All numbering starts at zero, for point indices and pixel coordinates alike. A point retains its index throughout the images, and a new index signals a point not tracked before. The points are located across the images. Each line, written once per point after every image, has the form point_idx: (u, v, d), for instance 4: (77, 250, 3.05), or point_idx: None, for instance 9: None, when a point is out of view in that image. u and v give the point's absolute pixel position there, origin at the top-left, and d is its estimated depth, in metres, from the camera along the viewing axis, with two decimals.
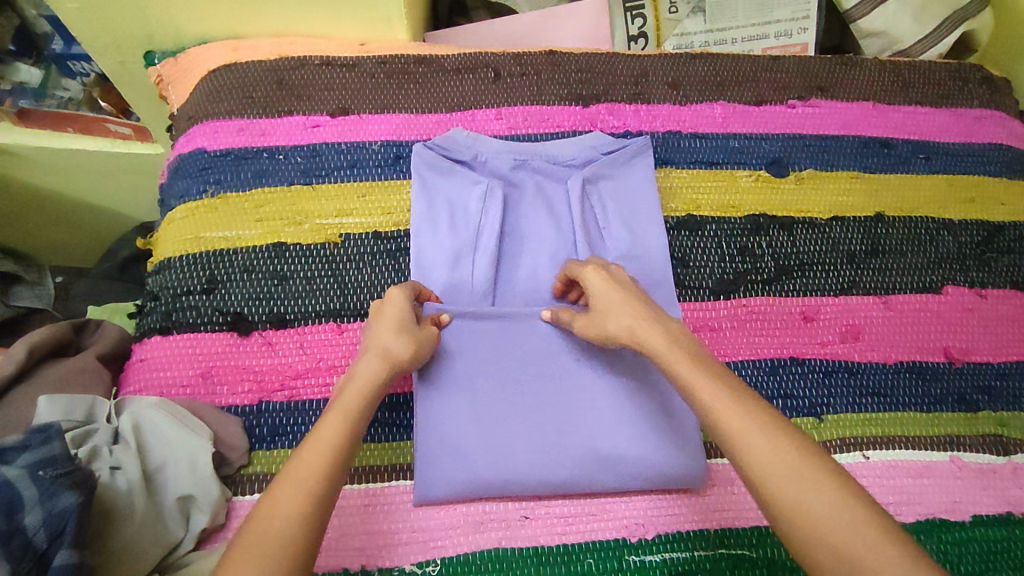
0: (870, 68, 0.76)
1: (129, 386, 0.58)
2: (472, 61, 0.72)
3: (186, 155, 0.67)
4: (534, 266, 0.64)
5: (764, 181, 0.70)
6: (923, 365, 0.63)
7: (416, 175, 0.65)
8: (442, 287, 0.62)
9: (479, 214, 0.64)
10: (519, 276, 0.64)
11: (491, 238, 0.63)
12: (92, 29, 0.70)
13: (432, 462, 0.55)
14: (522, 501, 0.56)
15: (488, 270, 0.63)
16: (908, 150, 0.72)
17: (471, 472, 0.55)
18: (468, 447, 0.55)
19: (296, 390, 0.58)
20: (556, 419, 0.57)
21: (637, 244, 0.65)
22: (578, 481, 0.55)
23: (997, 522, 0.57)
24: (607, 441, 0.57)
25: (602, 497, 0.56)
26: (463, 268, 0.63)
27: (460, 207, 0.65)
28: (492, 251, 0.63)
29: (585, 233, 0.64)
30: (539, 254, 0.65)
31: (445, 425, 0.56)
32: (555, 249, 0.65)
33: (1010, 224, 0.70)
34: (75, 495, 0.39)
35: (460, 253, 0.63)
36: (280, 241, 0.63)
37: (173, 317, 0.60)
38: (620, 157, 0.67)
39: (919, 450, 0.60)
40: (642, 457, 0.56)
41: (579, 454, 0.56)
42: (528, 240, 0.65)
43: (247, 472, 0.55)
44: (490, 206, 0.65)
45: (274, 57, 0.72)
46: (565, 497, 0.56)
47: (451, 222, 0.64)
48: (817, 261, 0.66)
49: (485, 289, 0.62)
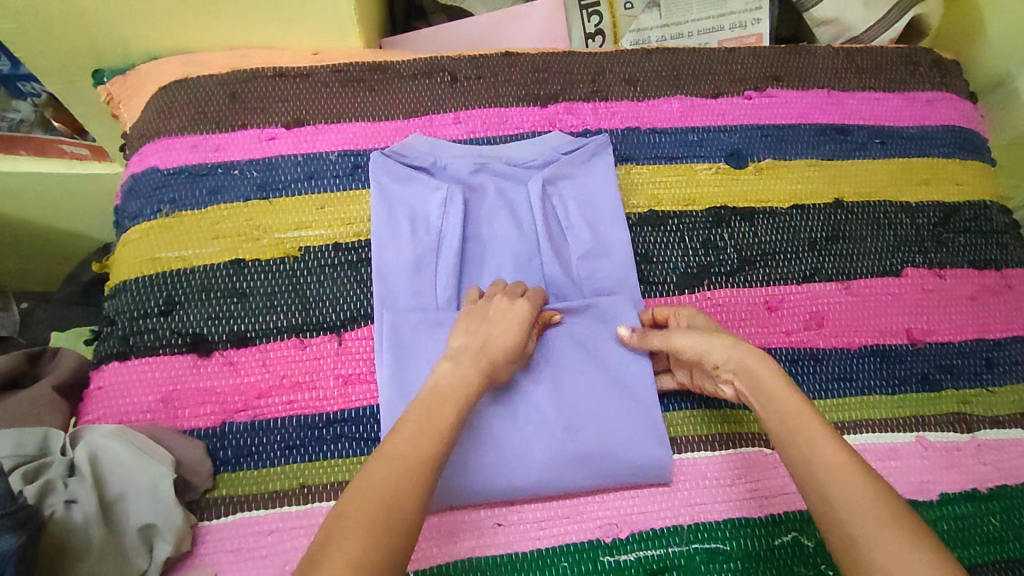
0: (825, 56, 0.77)
1: (89, 415, 0.56)
2: (428, 66, 0.71)
3: (138, 175, 0.66)
4: (498, 269, 0.64)
5: (723, 173, 0.70)
6: (887, 348, 0.64)
7: (375, 183, 0.64)
8: (406, 295, 0.61)
9: (440, 220, 0.64)
10: (483, 280, 0.64)
11: (455, 243, 0.63)
12: (34, 50, 0.68)
13: None
14: (495, 508, 0.55)
15: (452, 275, 0.62)
16: (864, 136, 0.73)
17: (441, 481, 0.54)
18: None
19: (260, 409, 0.57)
20: (526, 423, 0.57)
21: (600, 242, 0.65)
22: (549, 482, 0.55)
23: (963, 499, 0.58)
24: (577, 440, 0.56)
25: (574, 498, 0.56)
26: (427, 275, 0.62)
27: (421, 212, 0.64)
28: (455, 256, 0.62)
29: (547, 234, 0.64)
30: (503, 256, 0.65)
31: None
32: (518, 251, 0.65)
33: (965, 204, 0.72)
34: (15, 537, 0.38)
35: (424, 259, 0.62)
36: (238, 257, 0.62)
37: (131, 342, 0.59)
38: (579, 156, 0.67)
39: (885, 432, 0.60)
40: (611, 454, 0.56)
41: (548, 456, 0.56)
42: (491, 243, 0.65)
43: (213, 496, 0.54)
44: (453, 210, 0.64)
45: (227, 70, 0.70)
46: (537, 500, 0.56)
47: (413, 229, 0.63)
48: (780, 250, 0.67)
49: (449, 295, 0.62)
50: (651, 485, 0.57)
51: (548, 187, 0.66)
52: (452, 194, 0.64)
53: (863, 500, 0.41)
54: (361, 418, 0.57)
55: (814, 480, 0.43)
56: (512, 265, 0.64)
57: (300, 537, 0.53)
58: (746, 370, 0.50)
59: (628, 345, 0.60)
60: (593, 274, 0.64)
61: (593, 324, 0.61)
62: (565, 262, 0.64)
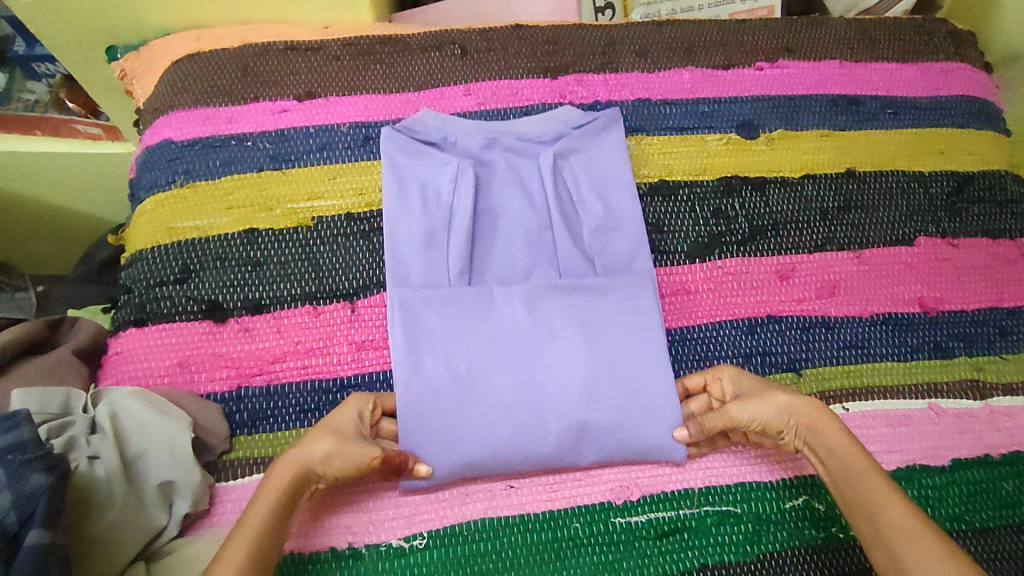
0: (837, 27, 0.76)
1: (108, 379, 0.58)
2: (438, 39, 0.72)
3: (153, 147, 0.66)
4: (509, 244, 0.64)
5: (735, 144, 0.70)
6: (899, 317, 0.64)
7: (386, 159, 0.64)
8: (417, 270, 0.61)
9: (451, 196, 0.63)
10: (494, 255, 0.63)
11: (466, 219, 0.63)
12: (49, 25, 0.69)
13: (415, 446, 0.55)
14: (509, 475, 0.56)
15: (464, 251, 0.62)
16: (876, 106, 0.73)
17: (456, 454, 0.55)
18: (451, 428, 0.55)
19: (275, 373, 0.58)
20: (540, 397, 0.56)
21: (611, 216, 0.64)
22: (562, 454, 0.56)
23: (976, 465, 0.58)
24: (590, 413, 0.56)
25: (588, 470, 0.57)
26: (438, 250, 0.62)
27: (430, 187, 0.64)
28: (466, 231, 0.62)
29: (559, 209, 0.64)
30: (514, 231, 0.64)
31: (424, 403, 0.56)
32: (530, 226, 0.64)
33: (980, 173, 0.71)
34: (44, 476, 0.39)
35: (435, 234, 0.62)
36: (252, 227, 0.63)
37: (148, 308, 0.59)
38: (591, 130, 0.66)
39: (898, 399, 0.60)
40: (626, 429, 0.56)
41: (562, 428, 0.56)
42: (502, 218, 0.64)
43: (230, 458, 0.55)
44: (463, 187, 0.64)
45: (239, 44, 0.71)
46: (550, 472, 0.56)
47: (424, 205, 0.63)
48: (792, 220, 0.67)
49: (461, 270, 0.61)
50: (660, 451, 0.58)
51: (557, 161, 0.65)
52: (463, 169, 0.64)
53: (928, 547, 0.43)
54: (376, 382, 0.58)
55: (880, 524, 0.46)
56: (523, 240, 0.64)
57: (315, 498, 0.54)
58: (812, 428, 0.52)
59: (642, 318, 0.60)
60: (605, 247, 0.64)
61: (605, 297, 0.60)
62: (577, 236, 0.64)
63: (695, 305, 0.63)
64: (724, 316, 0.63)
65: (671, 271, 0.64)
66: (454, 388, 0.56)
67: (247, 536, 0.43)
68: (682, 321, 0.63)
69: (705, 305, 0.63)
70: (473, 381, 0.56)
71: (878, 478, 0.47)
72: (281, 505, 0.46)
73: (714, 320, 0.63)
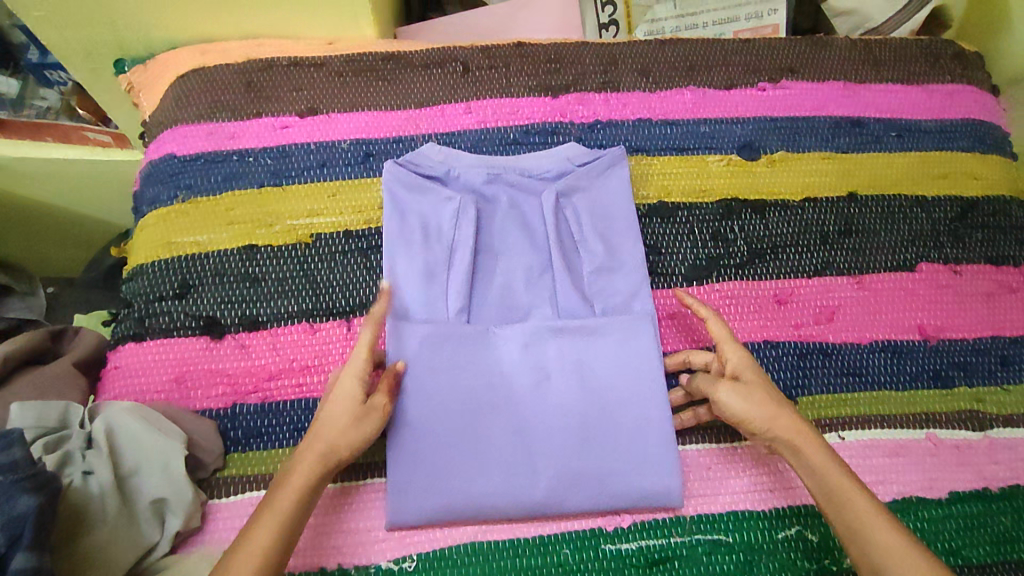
0: (842, 47, 0.75)
1: (105, 393, 0.58)
2: (439, 56, 0.72)
3: (156, 161, 0.67)
4: (508, 283, 0.64)
5: (735, 165, 0.69)
6: (899, 344, 0.63)
7: (389, 193, 0.64)
8: (416, 307, 0.61)
9: (452, 231, 0.64)
10: (494, 292, 0.63)
11: (466, 259, 0.63)
12: (57, 38, 0.70)
13: (404, 490, 0.55)
14: (499, 525, 0.55)
15: (463, 288, 0.62)
16: (880, 129, 0.72)
17: (445, 498, 0.55)
18: (443, 471, 0.55)
19: (270, 391, 0.58)
20: (532, 443, 0.57)
21: (612, 257, 0.64)
22: (551, 503, 0.55)
23: (973, 498, 0.58)
24: (581, 461, 0.57)
25: (578, 521, 0.56)
26: (437, 288, 0.62)
27: (431, 225, 0.64)
28: (466, 270, 0.62)
29: (560, 249, 0.64)
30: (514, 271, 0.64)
31: (416, 444, 0.56)
32: (530, 265, 0.64)
33: (985, 198, 0.70)
34: (32, 499, 0.40)
35: (435, 272, 0.62)
36: (251, 243, 0.63)
37: (147, 324, 0.60)
38: (594, 168, 0.66)
39: (895, 428, 0.60)
40: (618, 479, 0.56)
41: (553, 476, 0.56)
42: (503, 255, 0.65)
43: (223, 475, 0.55)
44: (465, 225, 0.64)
45: (243, 60, 0.71)
46: (538, 523, 0.55)
47: (424, 241, 0.63)
48: (791, 243, 0.66)
49: (460, 307, 0.61)
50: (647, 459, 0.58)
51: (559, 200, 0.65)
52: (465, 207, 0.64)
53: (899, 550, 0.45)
54: None
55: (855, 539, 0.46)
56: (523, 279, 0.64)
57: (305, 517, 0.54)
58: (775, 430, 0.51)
59: (638, 364, 0.60)
60: (605, 289, 0.63)
61: (602, 341, 0.60)
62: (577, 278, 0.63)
63: (691, 329, 0.63)
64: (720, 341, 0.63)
65: (667, 294, 0.64)
66: (449, 428, 0.57)
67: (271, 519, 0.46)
68: (677, 344, 0.63)
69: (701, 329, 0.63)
70: (468, 422, 0.57)
71: (856, 495, 0.48)
72: (315, 480, 0.48)
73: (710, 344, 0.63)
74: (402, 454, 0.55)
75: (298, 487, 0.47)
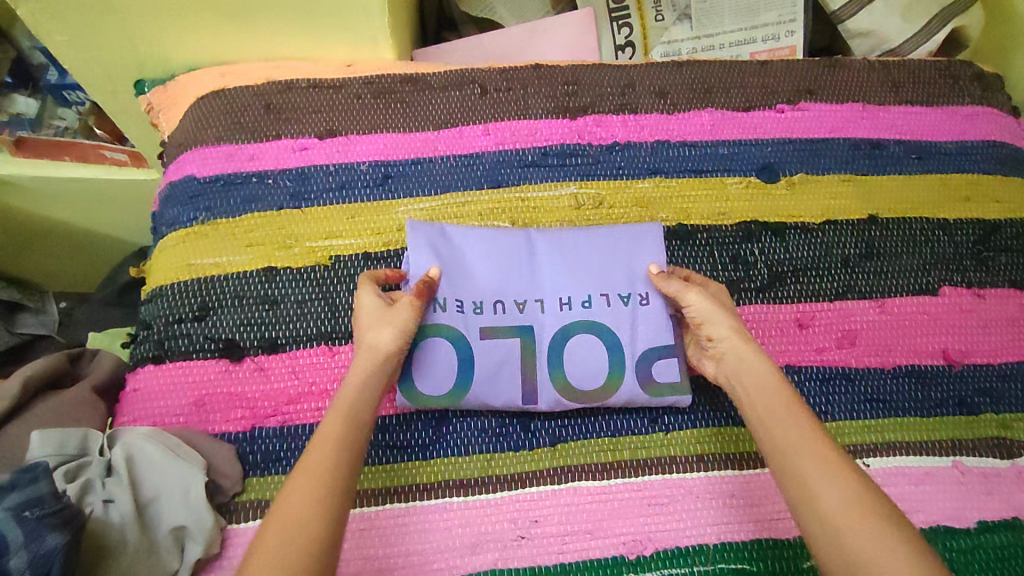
0: (860, 69, 0.75)
1: (124, 416, 0.58)
2: (458, 78, 0.72)
3: (176, 183, 0.67)
4: (536, 342, 0.59)
5: (754, 187, 0.69)
6: (922, 369, 0.63)
7: (417, 246, 0.61)
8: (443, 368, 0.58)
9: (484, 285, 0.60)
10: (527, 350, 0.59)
11: (488, 325, 0.59)
12: (81, 60, 0.71)
13: (414, 521, 0.55)
14: (518, 521, 0.55)
15: (494, 347, 0.58)
16: (901, 151, 0.71)
17: (453, 533, 0.54)
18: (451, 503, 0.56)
19: (289, 415, 0.58)
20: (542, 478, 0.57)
21: (643, 310, 0.60)
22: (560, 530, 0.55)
23: (1001, 528, 0.57)
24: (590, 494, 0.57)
25: (594, 520, 0.55)
26: (460, 353, 0.58)
27: (449, 285, 0.60)
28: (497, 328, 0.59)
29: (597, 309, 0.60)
30: (542, 329, 0.59)
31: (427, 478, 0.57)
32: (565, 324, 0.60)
33: (1007, 222, 0.70)
34: (60, 535, 0.41)
35: (458, 337, 0.58)
36: (271, 265, 0.63)
37: (166, 346, 0.60)
38: (635, 234, 0.63)
39: (920, 455, 0.59)
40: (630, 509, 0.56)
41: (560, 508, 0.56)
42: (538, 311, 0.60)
43: (242, 500, 0.55)
44: (486, 283, 0.60)
45: (262, 81, 0.72)
46: (549, 531, 0.55)
47: (444, 305, 0.59)
48: (811, 266, 0.66)
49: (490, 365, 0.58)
50: (668, 476, 0.57)
51: (578, 245, 0.62)
52: (483, 269, 0.61)
53: (820, 463, 0.45)
54: (386, 427, 0.58)
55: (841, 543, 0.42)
56: (550, 338, 0.59)
57: None
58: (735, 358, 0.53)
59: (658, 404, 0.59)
60: (635, 346, 0.59)
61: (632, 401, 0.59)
62: (606, 336, 0.59)
63: None
64: None
65: None
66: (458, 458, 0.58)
67: (338, 416, 0.49)
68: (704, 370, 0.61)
69: None
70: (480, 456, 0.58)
71: (827, 470, 0.45)
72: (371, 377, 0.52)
73: None
74: (413, 485, 0.56)
75: (357, 384, 0.51)
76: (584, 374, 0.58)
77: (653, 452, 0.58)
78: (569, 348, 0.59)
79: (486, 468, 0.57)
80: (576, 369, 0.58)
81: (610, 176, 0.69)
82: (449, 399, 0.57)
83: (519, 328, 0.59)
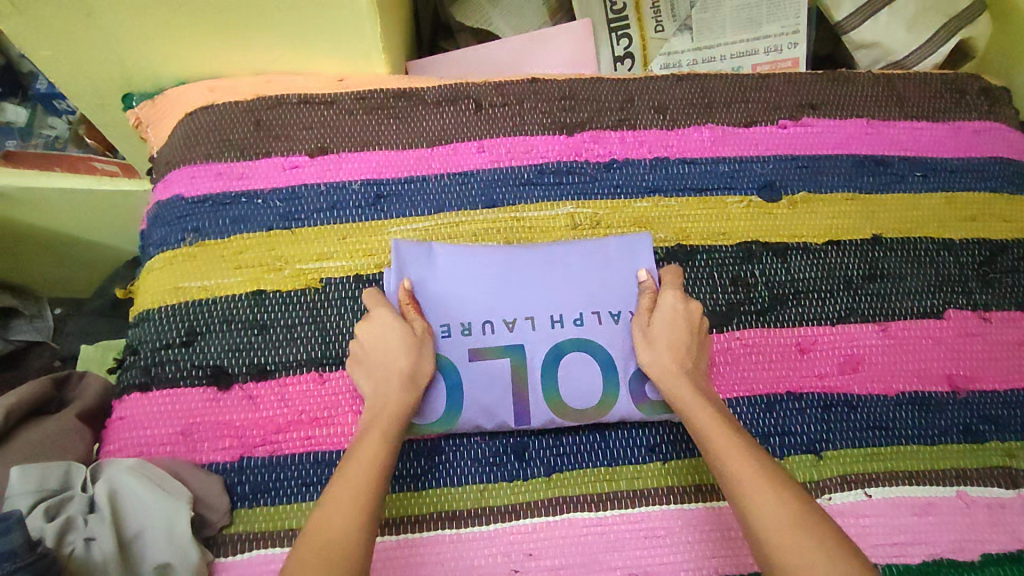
0: (865, 84, 0.73)
1: (109, 446, 0.57)
2: (453, 93, 0.70)
3: (163, 203, 0.66)
4: (528, 362, 0.57)
5: (754, 207, 0.68)
6: (926, 396, 0.61)
7: (396, 260, 0.59)
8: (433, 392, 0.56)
9: (471, 303, 0.58)
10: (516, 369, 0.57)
11: (478, 344, 0.57)
12: (66, 75, 0.69)
13: (407, 554, 0.54)
14: (512, 553, 0.54)
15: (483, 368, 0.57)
16: (906, 168, 0.70)
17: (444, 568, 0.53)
18: (442, 537, 0.54)
19: (278, 444, 0.57)
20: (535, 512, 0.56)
21: None
22: (555, 565, 0.54)
23: (1004, 560, 0.56)
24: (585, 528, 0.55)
25: (590, 551, 0.54)
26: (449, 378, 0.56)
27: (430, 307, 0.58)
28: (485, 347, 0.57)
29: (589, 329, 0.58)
30: (534, 349, 0.57)
31: (419, 512, 0.55)
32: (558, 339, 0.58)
33: (1014, 242, 0.68)
34: None
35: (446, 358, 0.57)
36: (260, 288, 0.62)
37: (152, 373, 0.59)
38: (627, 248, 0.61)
39: (924, 486, 0.58)
40: (627, 541, 0.55)
41: (554, 542, 0.55)
42: (528, 327, 0.58)
43: (230, 532, 0.54)
44: (475, 304, 0.58)
45: (252, 97, 0.70)
46: (544, 564, 0.54)
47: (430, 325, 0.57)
48: (814, 289, 0.64)
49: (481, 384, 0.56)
50: (665, 507, 0.56)
51: (569, 262, 0.60)
52: (472, 288, 0.58)
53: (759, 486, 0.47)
54: None
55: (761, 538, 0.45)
56: (542, 354, 0.57)
57: None
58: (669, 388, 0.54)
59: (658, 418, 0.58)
60: (628, 364, 0.58)
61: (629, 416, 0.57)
62: (599, 354, 0.58)
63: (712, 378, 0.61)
64: (742, 394, 0.60)
65: None
66: (450, 492, 0.56)
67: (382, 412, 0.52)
68: None
69: (723, 380, 0.61)
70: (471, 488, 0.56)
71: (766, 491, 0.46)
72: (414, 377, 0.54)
73: (732, 397, 0.60)
74: (404, 518, 0.55)
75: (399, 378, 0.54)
76: (577, 398, 0.57)
77: (650, 482, 0.57)
78: (563, 367, 0.57)
79: (479, 499, 0.56)
80: (570, 392, 0.57)
81: (606, 195, 0.67)
82: (440, 421, 0.56)
83: (510, 347, 0.57)
